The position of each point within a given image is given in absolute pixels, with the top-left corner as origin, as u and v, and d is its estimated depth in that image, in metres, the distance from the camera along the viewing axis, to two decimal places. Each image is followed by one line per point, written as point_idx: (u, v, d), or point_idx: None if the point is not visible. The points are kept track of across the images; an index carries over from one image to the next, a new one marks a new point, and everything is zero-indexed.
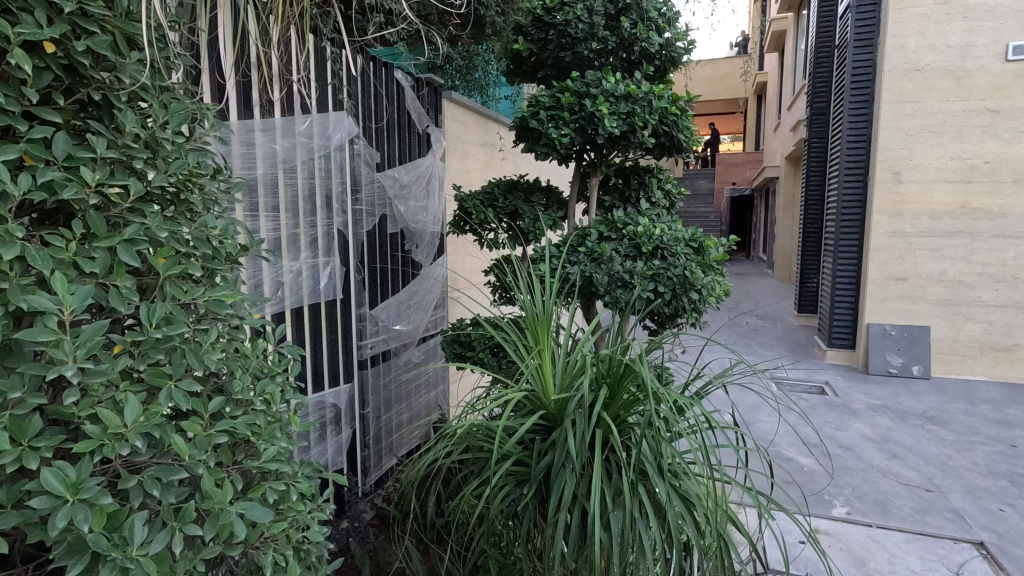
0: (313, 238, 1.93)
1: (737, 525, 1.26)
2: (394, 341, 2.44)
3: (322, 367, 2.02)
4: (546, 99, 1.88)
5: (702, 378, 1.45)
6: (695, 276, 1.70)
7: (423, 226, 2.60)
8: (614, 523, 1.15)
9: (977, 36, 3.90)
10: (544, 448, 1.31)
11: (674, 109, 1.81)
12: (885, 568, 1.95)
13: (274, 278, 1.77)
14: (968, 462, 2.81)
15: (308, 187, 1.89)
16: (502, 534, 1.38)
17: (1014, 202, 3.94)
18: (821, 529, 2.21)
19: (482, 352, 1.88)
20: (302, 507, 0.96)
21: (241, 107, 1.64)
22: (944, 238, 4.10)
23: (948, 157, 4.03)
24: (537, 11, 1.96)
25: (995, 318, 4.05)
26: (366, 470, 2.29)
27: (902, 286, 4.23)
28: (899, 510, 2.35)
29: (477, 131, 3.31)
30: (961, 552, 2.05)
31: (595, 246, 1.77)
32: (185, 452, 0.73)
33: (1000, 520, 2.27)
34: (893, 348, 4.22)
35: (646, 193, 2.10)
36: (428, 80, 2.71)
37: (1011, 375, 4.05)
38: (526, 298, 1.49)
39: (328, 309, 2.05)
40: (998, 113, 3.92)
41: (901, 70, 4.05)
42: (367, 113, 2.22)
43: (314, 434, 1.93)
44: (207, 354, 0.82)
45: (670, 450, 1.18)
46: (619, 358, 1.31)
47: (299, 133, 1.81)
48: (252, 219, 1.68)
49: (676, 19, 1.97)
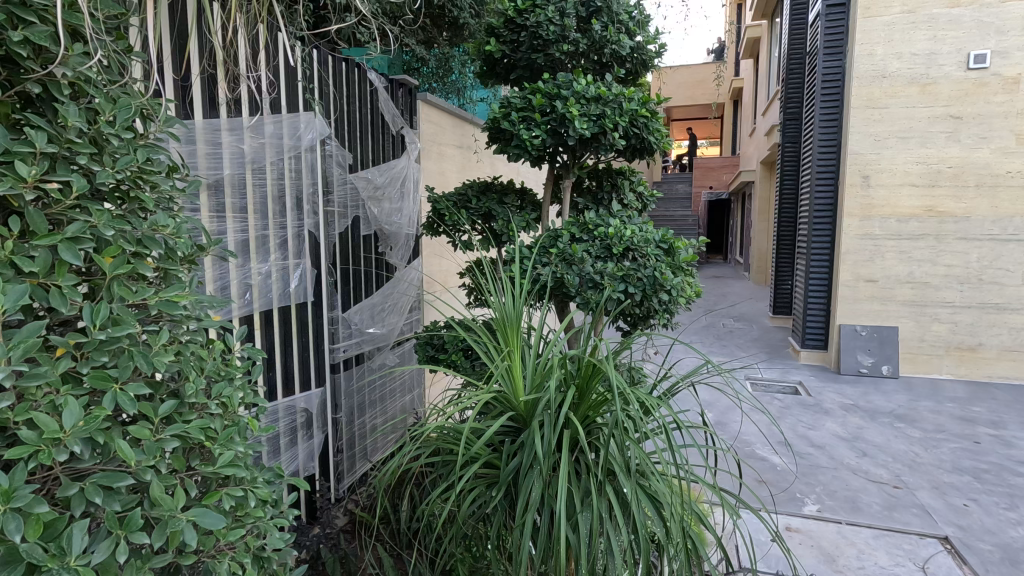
0: (284, 240, 1.90)
1: (704, 523, 1.26)
2: (367, 344, 2.41)
3: (293, 372, 1.99)
4: (518, 100, 1.87)
5: (670, 378, 1.45)
6: (666, 277, 1.70)
7: (397, 228, 2.58)
8: (583, 524, 1.15)
9: (941, 44, 4.02)
10: (513, 450, 1.30)
11: (644, 111, 1.82)
12: (854, 564, 1.98)
13: (242, 280, 1.74)
14: (934, 459, 2.88)
15: (278, 188, 1.86)
16: (473, 536, 1.37)
17: (977, 205, 4.06)
18: (792, 526, 2.24)
19: (454, 354, 1.87)
20: (261, 514, 0.94)
21: (207, 106, 1.60)
22: (911, 241, 4.20)
23: (915, 162, 4.14)
24: (509, 13, 1.96)
25: (960, 319, 4.16)
26: (339, 476, 2.25)
27: (872, 287, 4.32)
28: (868, 507, 2.39)
29: (452, 133, 3.30)
30: (927, 547, 2.10)
31: (567, 247, 1.77)
32: (131, 457, 0.71)
33: (965, 516, 2.33)
34: (864, 348, 4.31)
35: (618, 195, 2.12)
36: (402, 82, 2.70)
37: (976, 374, 4.17)
38: (496, 298, 1.48)
39: (298, 312, 2.01)
40: (961, 119, 4.04)
41: (869, 77, 4.15)
42: (340, 114, 2.19)
43: (281, 439, 1.90)
44: (157, 356, 0.80)
45: (637, 451, 1.18)
46: (587, 358, 1.31)
47: (268, 134, 1.79)
48: (218, 220, 1.64)
49: (647, 22, 1.98)
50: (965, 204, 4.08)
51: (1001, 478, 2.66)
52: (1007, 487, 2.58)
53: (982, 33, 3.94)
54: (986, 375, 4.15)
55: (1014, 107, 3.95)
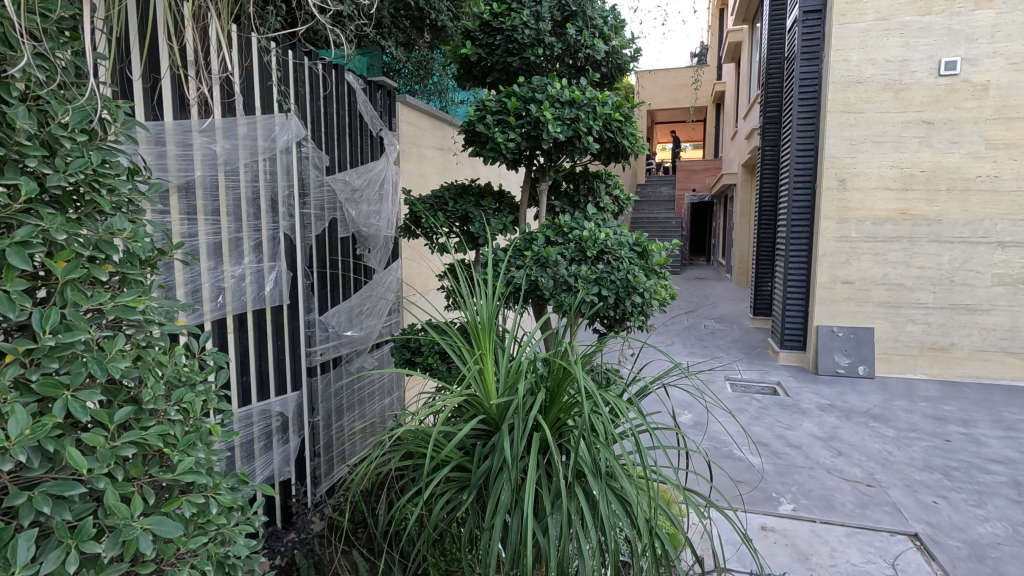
0: (258, 243, 1.88)
1: (673, 523, 1.28)
2: (345, 347, 2.39)
3: (268, 376, 1.97)
4: (493, 103, 1.88)
5: (641, 381, 1.47)
6: (638, 280, 1.71)
7: (375, 230, 2.56)
8: (552, 525, 1.16)
9: (913, 51, 4.11)
10: (484, 452, 1.31)
11: (617, 115, 1.84)
12: (827, 562, 2.01)
13: (214, 282, 1.72)
14: (906, 457, 2.94)
15: (252, 190, 1.84)
16: (444, 539, 1.37)
17: (949, 209, 4.15)
18: (768, 526, 2.26)
19: (430, 358, 1.87)
20: (224, 521, 0.93)
21: (176, 107, 1.58)
22: (886, 244, 4.28)
23: (889, 166, 4.22)
24: (484, 16, 1.96)
25: (932, 319, 4.25)
26: (317, 480, 2.24)
27: (848, 289, 4.40)
28: (842, 505, 2.43)
29: (433, 135, 3.29)
30: (897, 544, 2.14)
31: (541, 250, 1.77)
32: (83, 466, 0.71)
33: (934, 512, 2.37)
34: (841, 349, 4.38)
35: (595, 198, 2.14)
36: (381, 84, 2.68)
37: (948, 374, 4.25)
38: (468, 301, 1.47)
39: (273, 315, 1.99)
40: (932, 124, 4.13)
41: (844, 82, 4.24)
42: (317, 115, 2.17)
43: (253, 445, 1.88)
44: (113, 362, 0.80)
45: (607, 454, 1.19)
46: (558, 361, 1.31)
47: (241, 135, 1.76)
48: (189, 221, 1.62)
49: (622, 27, 2.01)
50: (937, 207, 4.17)
51: (970, 476, 2.72)
52: (975, 484, 2.64)
53: (953, 40, 4.04)
54: (958, 375, 4.24)
55: (983, 113, 4.04)
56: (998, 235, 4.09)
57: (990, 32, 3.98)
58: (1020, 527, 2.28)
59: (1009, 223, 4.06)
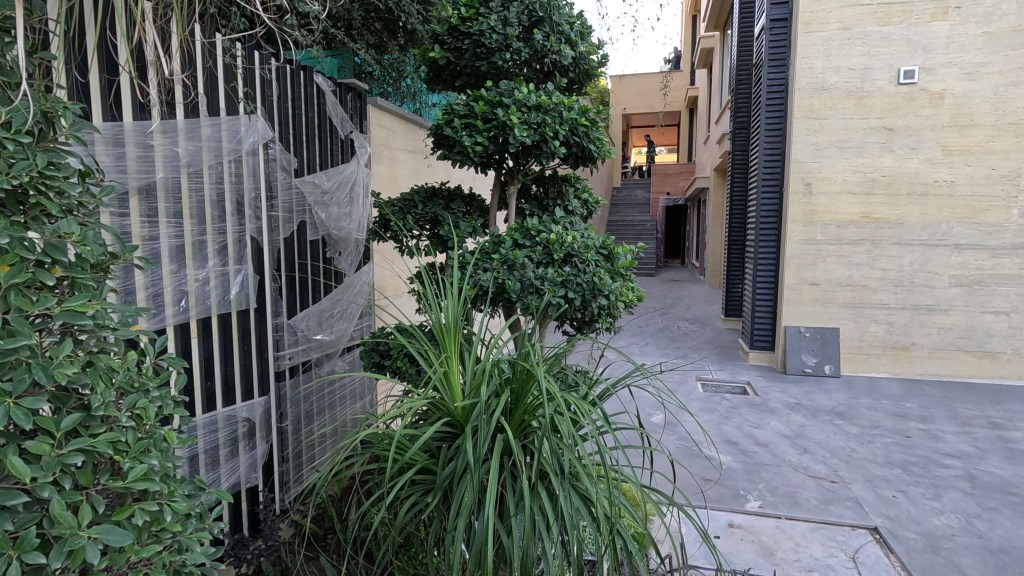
0: (223, 245, 1.86)
1: (636, 522, 1.29)
2: (315, 351, 2.36)
3: (234, 382, 1.93)
4: (460, 107, 1.89)
5: (604, 384, 1.49)
6: (604, 282, 1.74)
7: (346, 233, 2.53)
8: (516, 527, 1.17)
9: (874, 60, 4.24)
10: (449, 454, 1.32)
11: (583, 120, 1.87)
12: (791, 557, 2.06)
13: (176, 286, 1.68)
14: (868, 454, 3.02)
15: (216, 192, 1.81)
16: (411, 541, 1.37)
17: (909, 212, 4.29)
18: (735, 523, 2.31)
19: (399, 361, 1.87)
20: (179, 529, 0.92)
21: (136, 110, 1.55)
22: (850, 246, 4.41)
23: (852, 171, 4.36)
24: (452, 20, 1.97)
25: (894, 319, 4.39)
26: (285, 486, 2.20)
27: (814, 290, 4.52)
28: (806, 501, 2.50)
29: (405, 137, 3.27)
30: (858, 537, 2.21)
31: (508, 253, 1.78)
32: (25, 474, 0.70)
33: (893, 506, 2.45)
34: (808, 349, 4.50)
35: (563, 202, 2.17)
36: (351, 86, 2.66)
37: (910, 372, 4.39)
38: (433, 305, 1.47)
39: (239, 320, 1.96)
40: (893, 131, 4.27)
41: (809, 89, 4.36)
42: (285, 116, 2.15)
43: (217, 453, 1.85)
44: (59, 368, 0.79)
45: (569, 455, 1.20)
46: (522, 363, 1.33)
47: (204, 137, 1.74)
48: (149, 225, 1.59)
49: (589, 34, 2.05)
50: (898, 211, 4.31)
51: (928, 470, 2.82)
52: (931, 478, 2.73)
53: (911, 51, 4.18)
54: (919, 373, 4.38)
55: (940, 120, 4.19)
56: (955, 238, 4.24)
57: (946, 43, 4.13)
58: (973, 518, 2.36)
59: (965, 227, 4.21)
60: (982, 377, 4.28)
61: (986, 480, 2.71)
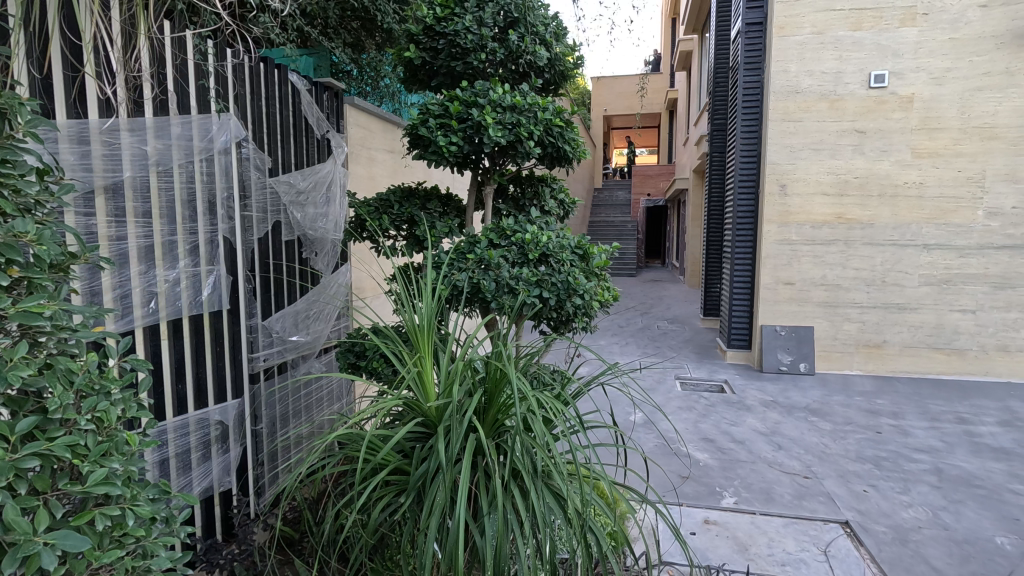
0: (195, 245, 1.83)
1: (610, 520, 1.30)
2: (291, 353, 2.32)
3: (206, 384, 1.90)
4: (436, 107, 1.89)
5: (577, 383, 1.49)
6: (579, 281, 1.75)
7: (322, 234, 2.49)
8: (489, 526, 1.17)
9: (847, 64, 4.34)
10: (423, 454, 1.31)
11: (558, 120, 1.88)
12: (764, 552, 2.10)
13: (145, 287, 1.65)
14: (840, 450, 3.08)
15: (187, 191, 1.78)
16: (385, 541, 1.36)
17: (880, 213, 4.39)
18: (711, 519, 2.33)
19: (375, 361, 1.85)
20: (143, 534, 0.91)
21: (103, 107, 1.52)
22: (824, 247, 4.50)
23: (826, 172, 4.45)
24: (427, 20, 1.97)
25: (867, 318, 4.49)
26: (261, 490, 2.18)
27: (790, 289, 4.60)
28: (780, 497, 2.54)
29: (384, 138, 3.27)
30: (829, 532, 2.25)
31: (483, 253, 1.79)
32: None
33: (863, 500, 2.51)
34: (783, 347, 4.58)
35: (539, 202, 2.17)
36: (327, 85, 2.64)
37: (881, 369, 4.50)
38: (406, 305, 1.47)
39: (212, 322, 1.92)
40: (864, 133, 4.37)
41: (784, 92, 4.43)
42: (259, 115, 2.12)
43: (190, 458, 1.82)
44: (13, 370, 0.77)
45: (542, 454, 1.21)
46: (495, 363, 1.33)
47: (175, 135, 1.70)
48: (117, 225, 1.56)
49: (564, 35, 2.06)
50: (870, 212, 4.41)
51: (897, 465, 2.89)
52: (901, 472, 2.80)
53: (881, 55, 4.28)
54: (890, 370, 4.49)
55: (910, 123, 4.30)
56: (924, 238, 4.35)
57: (914, 48, 4.24)
58: (940, 511, 2.43)
59: (934, 227, 4.32)
60: (951, 373, 4.40)
61: (953, 473, 2.79)
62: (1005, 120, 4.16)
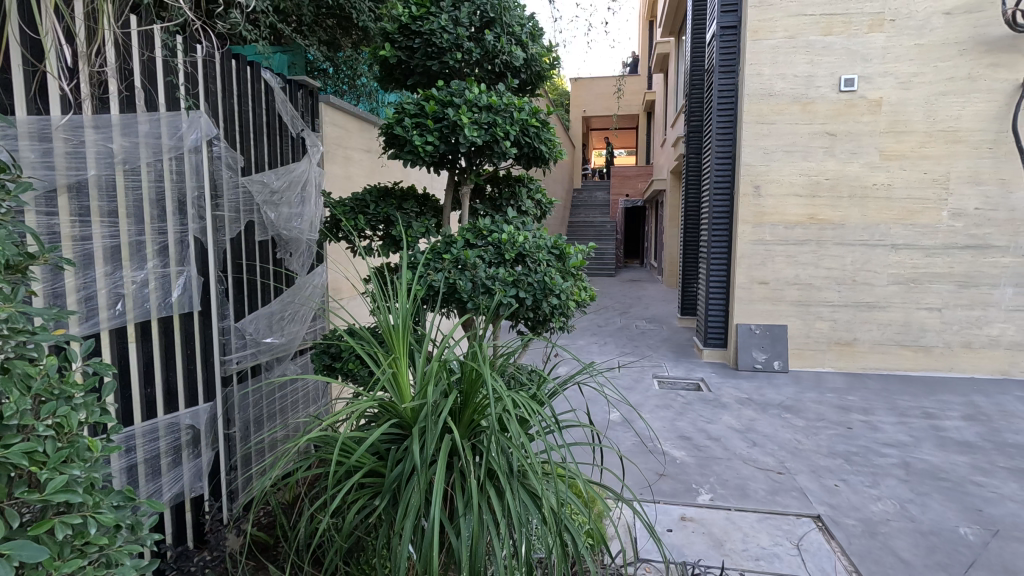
0: (164, 246, 1.78)
1: (585, 519, 1.30)
2: (264, 355, 2.28)
3: (177, 388, 1.85)
4: (411, 106, 1.88)
5: (554, 383, 1.50)
6: (555, 281, 1.75)
7: (297, 235, 2.46)
8: (465, 527, 1.17)
9: (818, 68, 4.43)
10: (398, 455, 1.30)
11: (534, 120, 1.88)
12: (739, 547, 2.13)
13: (112, 288, 1.61)
14: (813, 446, 3.15)
15: (156, 190, 1.74)
16: (360, 544, 1.35)
17: (851, 214, 4.50)
18: (687, 516, 2.36)
19: (351, 362, 1.84)
20: (106, 543, 0.88)
21: (66, 103, 1.47)
22: (797, 246, 4.59)
23: (798, 174, 4.54)
24: (402, 19, 1.96)
25: (838, 316, 4.59)
26: (234, 494, 2.14)
27: (764, 289, 4.68)
28: (755, 493, 2.58)
29: (361, 138, 3.24)
30: (802, 526, 2.30)
31: (460, 253, 1.78)
32: None
33: (835, 495, 2.57)
34: (758, 346, 4.65)
35: (516, 202, 2.17)
36: (302, 83, 2.61)
37: (852, 366, 4.61)
38: (381, 305, 1.45)
39: (182, 324, 1.88)
40: (835, 136, 4.47)
41: (758, 95, 4.51)
42: (230, 113, 2.08)
43: (159, 463, 1.78)
44: None
45: (517, 454, 1.21)
46: (470, 363, 1.33)
47: (142, 133, 1.66)
48: (81, 225, 1.52)
49: (540, 36, 2.07)
50: (840, 212, 4.52)
51: (868, 460, 2.96)
52: (870, 467, 2.87)
53: (851, 60, 4.39)
54: (861, 366, 4.60)
55: (878, 126, 4.41)
56: (892, 238, 4.46)
57: (882, 53, 4.35)
58: (907, 503, 2.50)
59: (901, 227, 4.44)
60: (919, 369, 4.52)
61: (920, 467, 2.87)
62: (968, 124, 4.29)
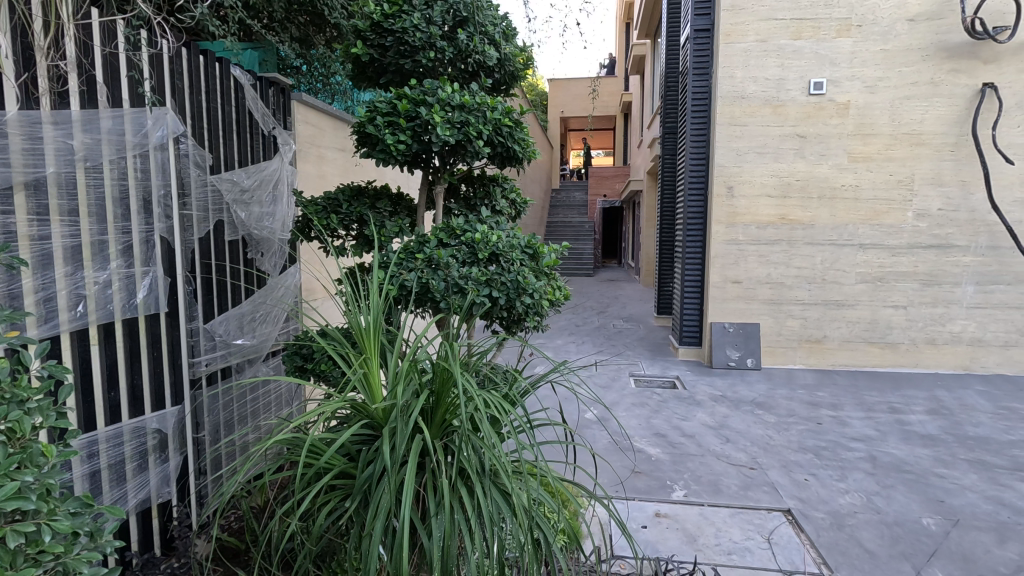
0: (128, 246, 1.74)
1: (556, 516, 1.31)
2: (234, 357, 2.25)
3: (142, 392, 1.80)
4: (383, 105, 1.87)
5: (526, 382, 1.50)
6: (528, 281, 1.75)
7: (268, 234, 2.42)
8: (436, 527, 1.16)
9: (788, 71, 4.53)
10: (369, 456, 1.29)
11: (507, 120, 1.88)
12: (712, 541, 2.16)
13: (73, 290, 1.56)
14: (784, 441, 3.21)
15: (119, 189, 1.69)
16: (331, 546, 1.33)
17: (820, 214, 4.61)
18: (662, 512, 2.39)
19: (323, 363, 1.82)
20: (61, 551, 0.86)
21: (23, 97, 1.43)
22: (768, 246, 4.68)
23: (770, 175, 4.63)
24: (374, 17, 1.94)
25: (808, 314, 4.70)
26: (203, 498, 2.09)
27: (737, 288, 4.76)
28: (727, 488, 2.63)
29: (334, 136, 3.21)
30: (772, 519, 2.34)
31: (432, 253, 1.77)
32: None
33: (804, 489, 2.62)
34: (731, 344, 4.73)
35: (490, 201, 2.17)
36: (273, 80, 2.57)
37: (822, 363, 4.72)
38: (352, 305, 1.44)
39: (148, 326, 1.83)
40: (805, 138, 4.57)
41: (730, 97, 4.59)
42: (198, 109, 2.03)
43: (123, 468, 1.73)
44: None
45: (488, 453, 1.21)
46: (442, 363, 1.32)
47: (105, 129, 1.62)
48: (40, 223, 1.47)
49: (513, 35, 2.07)
50: (810, 213, 4.62)
51: (836, 454, 3.03)
52: (838, 461, 2.95)
53: (819, 64, 4.49)
54: (830, 363, 4.71)
55: (846, 129, 4.52)
56: (860, 238, 4.58)
57: (849, 58, 4.46)
58: (873, 496, 2.56)
59: (868, 228, 4.57)
60: (885, 366, 4.65)
61: (886, 460, 2.95)
62: (930, 127, 4.43)
